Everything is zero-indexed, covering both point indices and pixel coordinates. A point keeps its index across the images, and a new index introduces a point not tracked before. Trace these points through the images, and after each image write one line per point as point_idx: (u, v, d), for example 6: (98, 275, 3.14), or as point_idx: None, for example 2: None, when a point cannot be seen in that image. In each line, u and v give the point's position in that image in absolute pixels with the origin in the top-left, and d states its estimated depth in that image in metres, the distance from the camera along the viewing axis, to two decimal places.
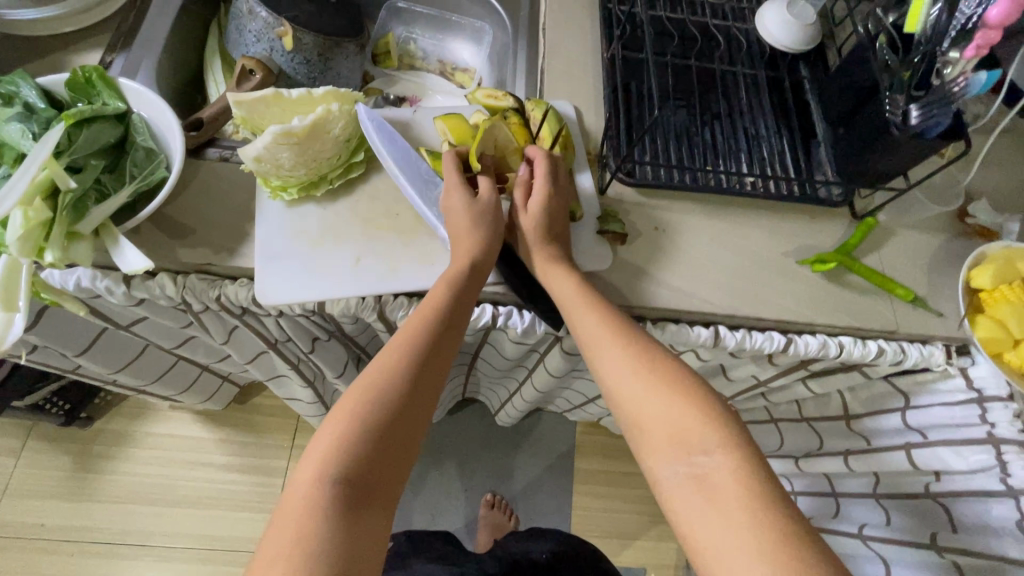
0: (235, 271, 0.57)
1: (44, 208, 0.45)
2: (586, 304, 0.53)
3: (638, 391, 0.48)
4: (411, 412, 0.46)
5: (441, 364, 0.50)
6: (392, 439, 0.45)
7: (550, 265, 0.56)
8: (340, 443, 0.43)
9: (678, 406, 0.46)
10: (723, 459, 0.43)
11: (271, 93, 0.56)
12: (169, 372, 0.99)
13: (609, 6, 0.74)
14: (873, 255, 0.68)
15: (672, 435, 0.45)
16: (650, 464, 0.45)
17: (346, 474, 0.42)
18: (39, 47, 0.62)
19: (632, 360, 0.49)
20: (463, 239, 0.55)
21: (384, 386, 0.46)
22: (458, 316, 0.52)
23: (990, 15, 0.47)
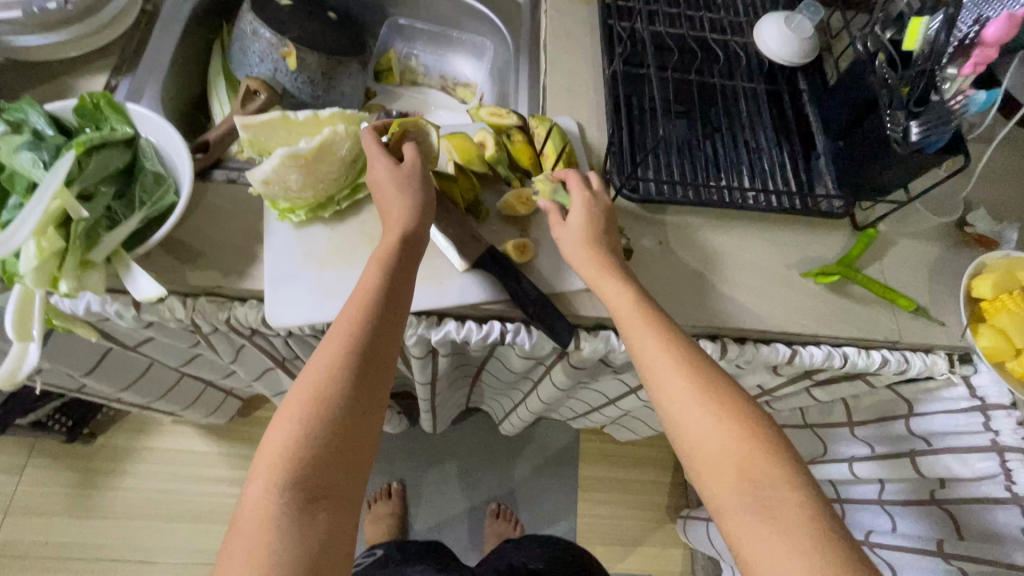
0: (244, 293, 0.57)
1: (58, 238, 0.45)
2: (645, 324, 0.52)
3: (695, 414, 0.47)
4: (357, 404, 0.46)
5: (384, 350, 0.48)
6: (343, 435, 0.44)
7: (601, 278, 0.55)
8: (288, 446, 0.43)
9: (734, 432, 0.46)
10: (786, 493, 0.43)
11: (279, 116, 0.57)
12: (173, 388, 0.99)
13: (609, 22, 0.74)
14: (875, 265, 0.68)
15: (737, 466, 0.45)
16: (711, 492, 0.45)
17: (296, 480, 0.42)
18: (44, 71, 0.63)
19: (693, 387, 0.48)
20: (391, 216, 0.53)
21: (322, 384, 0.45)
22: (397, 301, 0.50)
23: (987, 32, 0.50)
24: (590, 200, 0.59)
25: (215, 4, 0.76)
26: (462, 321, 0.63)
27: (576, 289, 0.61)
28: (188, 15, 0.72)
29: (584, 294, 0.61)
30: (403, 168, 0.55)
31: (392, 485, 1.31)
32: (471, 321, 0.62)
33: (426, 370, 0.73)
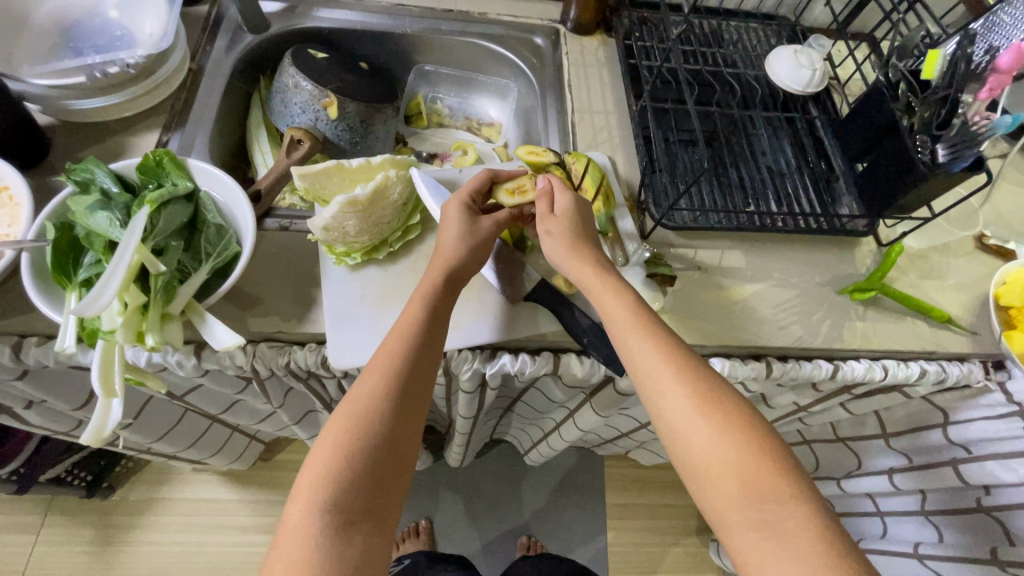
0: (303, 336, 0.58)
1: (140, 292, 0.46)
2: (634, 325, 0.50)
3: (696, 426, 0.45)
4: (395, 432, 0.45)
5: (421, 381, 0.48)
6: (380, 462, 0.44)
7: (596, 285, 0.53)
8: (327, 470, 0.43)
9: (735, 442, 0.44)
10: (792, 510, 0.41)
11: (334, 164, 0.59)
12: (204, 436, 0.98)
13: (630, 62, 0.79)
14: (902, 280, 0.71)
15: (738, 477, 0.43)
16: (712, 503, 0.43)
17: (336, 504, 0.41)
18: (98, 130, 0.64)
19: (689, 390, 0.46)
20: (443, 253, 0.55)
21: (363, 410, 0.45)
22: (436, 331, 0.50)
23: (999, 61, 0.54)
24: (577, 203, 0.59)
25: (252, 60, 0.79)
26: (514, 353, 0.64)
27: None
28: (230, 72, 0.75)
29: None
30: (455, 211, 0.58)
31: (419, 524, 1.28)
32: (524, 353, 0.63)
33: (472, 404, 0.73)
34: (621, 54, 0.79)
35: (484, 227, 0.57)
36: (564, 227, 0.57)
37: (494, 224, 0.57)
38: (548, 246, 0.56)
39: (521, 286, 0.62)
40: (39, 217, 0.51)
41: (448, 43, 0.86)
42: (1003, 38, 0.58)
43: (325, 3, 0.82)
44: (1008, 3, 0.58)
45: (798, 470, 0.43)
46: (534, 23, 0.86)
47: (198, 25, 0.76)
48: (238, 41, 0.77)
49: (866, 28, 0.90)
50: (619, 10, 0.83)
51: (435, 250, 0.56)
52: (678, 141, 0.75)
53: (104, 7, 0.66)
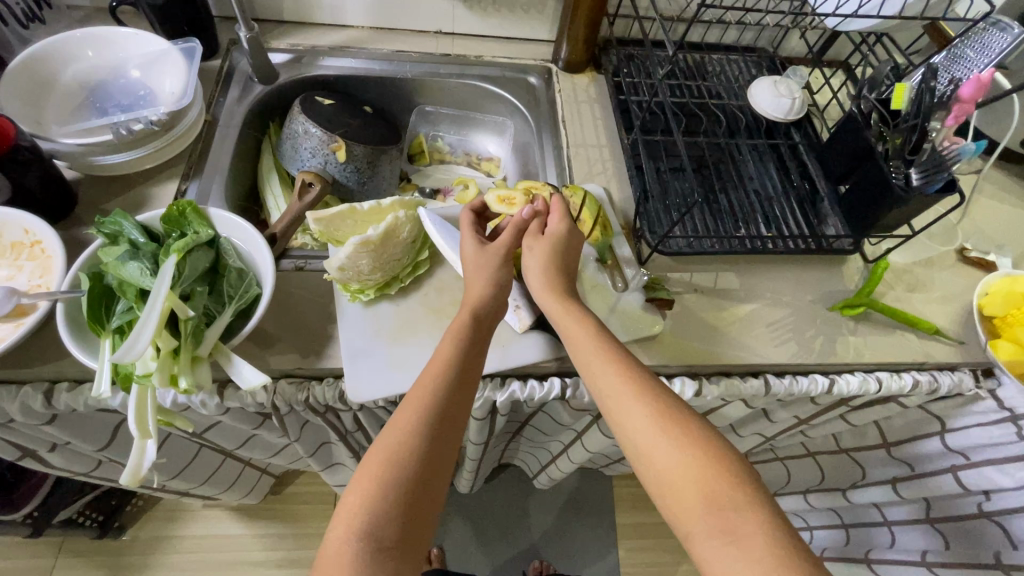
0: (321, 372, 0.61)
1: (171, 337, 0.49)
2: (597, 350, 0.53)
3: (658, 444, 0.47)
4: (433, 465, 0.47)
5: (457, 417, 0.50)
6: (417, 494, 0.46)
7: (563, 315, 0.56)
8: (364, 501, 0.45)
9: (692, 456, 0.46)
10: (749, 517, 0.43)
11: (347, 208, 0.63)
12: (217, 471, 1.00)
13: (620, 97, 0.83)
14: (890, 294, 0.74)
15: (698, 489, 0.45)
16: (677, 515, 0.45)
17: (375, 532, 0.43)
18: (121, 183, 0.68)
19: (649, 409, 0.49)
20: (472, 292, 0.57)
21: (400, 442, 0.47)
22: (471, 368, 0.53)
23: (961, 92, 0.58)
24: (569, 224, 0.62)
25: (263, 108, 0.84)
26: (523, 380, 0.66)
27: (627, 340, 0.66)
28: (242, 121, 0.79)
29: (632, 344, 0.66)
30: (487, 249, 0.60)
31: (431, 552, 1.26)
32: (533, 379, 0.65)
33: (483, 430, 0.75)
34: (611, 90, 0.84)
35: (493, 256, 0.60)
36: (552, 244, 0.60)
37: (503, 249, 0.60)
38: (529, 258, 0.60)
39: (525, 314, 0.65)
40: (72, 269, 0.55)
41: (447, 85, 0.91)
42: (964, 69, 0.63)
43: (330, 53, 0.87)
44: (967, 38, 0.63)
45: (754, 480, 0.45)
46: (527, 64, 0.91)
47: (212, 79, 0.80)
48: (249, 92, 0.82)
49: (841, 56, 0.95)
50: (607, 49, 0.89)
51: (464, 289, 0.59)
52: (669, 170, 0.79)
53: (126, 67, 0.70)
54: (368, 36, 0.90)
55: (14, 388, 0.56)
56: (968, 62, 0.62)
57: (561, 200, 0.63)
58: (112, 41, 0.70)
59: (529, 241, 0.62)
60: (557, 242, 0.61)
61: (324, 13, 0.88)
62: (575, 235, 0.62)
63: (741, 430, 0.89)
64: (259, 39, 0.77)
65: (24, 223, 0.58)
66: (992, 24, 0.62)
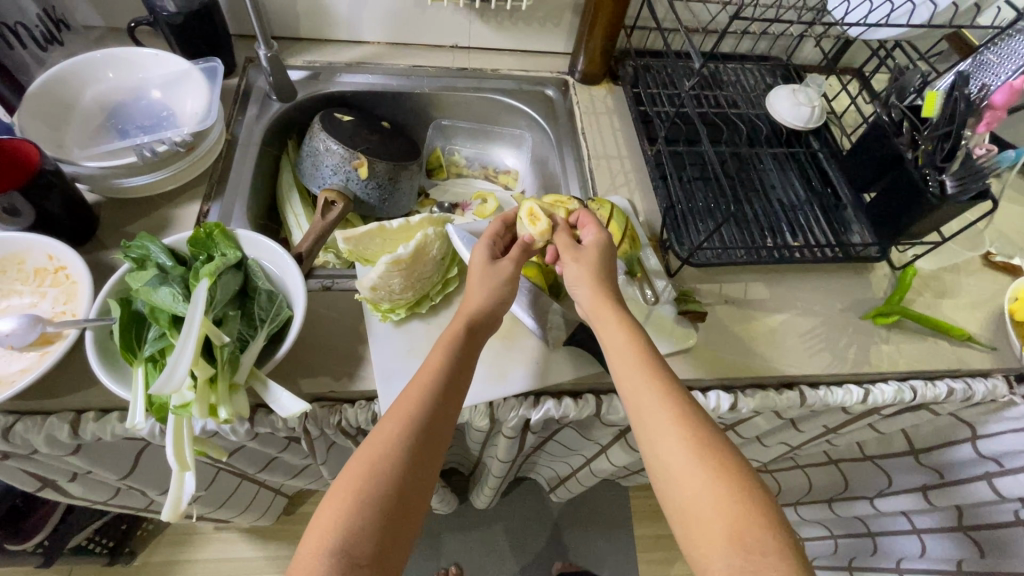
0: (354, 394, 0.60)
1: (208, 364, 0.48)
2: (637, 364, 0.51)
3: (691, 470, 0.45)
4: (415, 482, 0.45)
5: (441, 431, 0.48)
6: (396, 510, 0.43)
7: (607, 323, 0.55)
8: (343, 513, 0.42)
9: (724, 489, 0.44)
10: (777, 563, 0.40)
11: (376, 226, 0.62)
12: (233, 494, 0.97)
13: (640, 109, 0.83)
14: (919, 301, 0.74)
15: (726, 523, 0.42)
16: (697, 548, 0.43)
17: (345, 549, 0.40)
18: (142, 205, 0.67)
19: (684, 433, 0.47)
20: (468, 304, 0.56)
21: (383, 454, 0.45)
22: (458, 383, 0.51)
23: (993, 98, 0.59)
24: (603, 239, 0.61)
25: (281, 126, 0.83)
26: (557, 397, 0.65)
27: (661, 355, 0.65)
28: (261, 139, 0.79)
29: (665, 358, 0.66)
30: (500, 264, 0.59)
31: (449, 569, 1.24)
32: (566, 396, 0.64)
33: (512, 448, 0.74)
34: (631, 102, 0.84)
35: (507, 261, 0.59)
36: (591, 258, 0.59)
37: (514, 265, 0.59)
38: (568, 268, 0.60)
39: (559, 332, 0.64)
40: (100, 295, 0.53)
41: (464, 99, 0.90)
42: (992, 76, 0.62)
43: (347, 69, 0.86)
44: (992, 44, 0.63)
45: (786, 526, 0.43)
46: (544, 77, 0.91)
47: (230, 98, 0.79)
48: (267, 109, 0.81)
49: (855, 64, 0.95)
50: (624, 60, 0.89)
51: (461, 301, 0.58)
52: (692, 181, 0.79)
53: (147, 88, 0.70)
54: (384, 52, 0.89)
55: (39, 419, 0.54)
56: (995, 67, 0.62)
57: (590, 214, 0.64)
58: (132, 62, 0.69)
59: (564, 255, 0.61)
60: (597, 258, 0.60)
61: (340, 29, 0.87)
62: (612, 247, 0.62)
63: (767, 441, 0.88)
64: (278, 58, 0.76)
65: (48, 248, 0.57)
66: (1020, 30, 0.62)
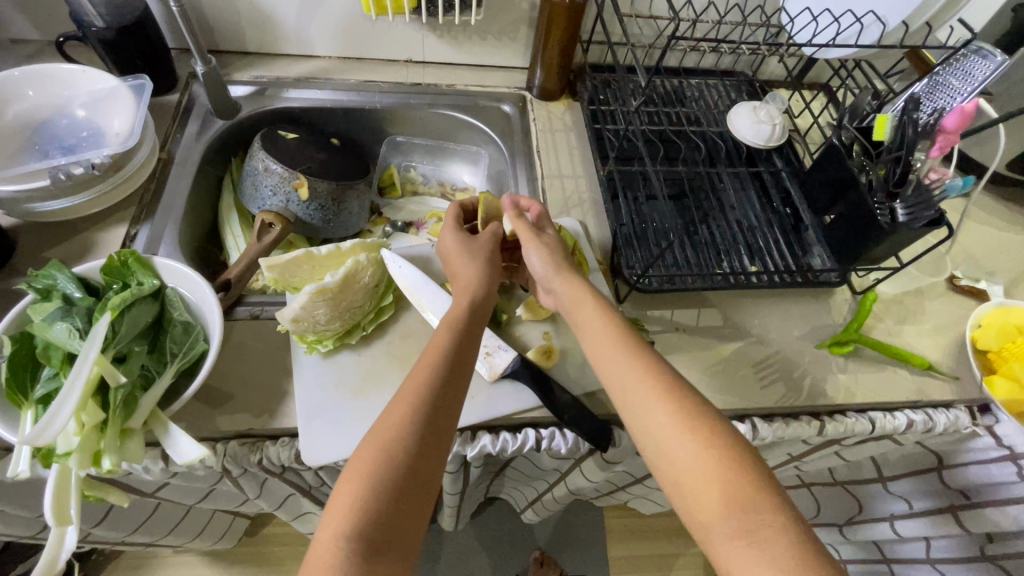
0: (277, 431, 0.56)
1: (98, 409, 0.45)
2: (612, 340, 0.49)
3: (679, 439, 0.42)
4: (428, 458, 0.42)
5: (454, 402, 0.45)
6: (411, 485, 0.40)
7: (580, 302, 0.53)
8: (357, 496, 0.39)
9: (712, 452, 0.41)
10: (770, 518, 0.38)
11: (303, 253, 0.59)
12: (182, 524, 0.89)
13: (597, 127, 0.81)
14: (880, 328, 0.71)
15: (716, 486, 0.40)
16: (695, 516, 0.40)
17: (364, 532, 0.38)
18: (65, 229, 0.64)
19: (669, 405, 0.44)
20: (464, 280, 0.54)
21: (392, 430, 0.42)
22: (467, 356, 0.48)
23: (945, 122, 0.56)
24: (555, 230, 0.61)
25: (224, 143, 0.80)
26: (496, 431, 0.62)
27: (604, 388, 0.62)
28: (200, 156, 0.75)
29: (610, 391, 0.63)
30: (479, 240, 0.59)
31: None
32: (505, 431, 0.61)
33: (458, 481, 0.71)
34: (586, 119, 0.81)
35: (484, 239, 0.59)
36: (554, 247, 0.58)
37: (492, 240, 0.58)
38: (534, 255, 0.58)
39: (498, 362, 0.60)
40: None
41: (418, 115, 0.87)
42: (947, 97, 0.60)
43: (295, 84, 0.84)
44: (948, 65, 0.61)
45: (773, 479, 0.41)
46: (501, 92, 0.88)
47: (169, 115, 0.76)
48: (209, 127, 0.78)
49: (821, 78, 0.92)
50: (582, 75, 0.86)
51: (454, 280, 0.56)
52: (646, 201, 0.76)
53: (73, 106, 0.67)
54: (335, 66, 0.87)
55: None
56: (952, 90, 0.59)
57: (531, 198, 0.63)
58: (58, 79, 0.66)
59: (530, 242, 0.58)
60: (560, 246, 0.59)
61: (289, 43, 0.85)
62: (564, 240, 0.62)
63: None
64: (216, 73, 0.74)
65: None
66: (974, 50, 0.59)
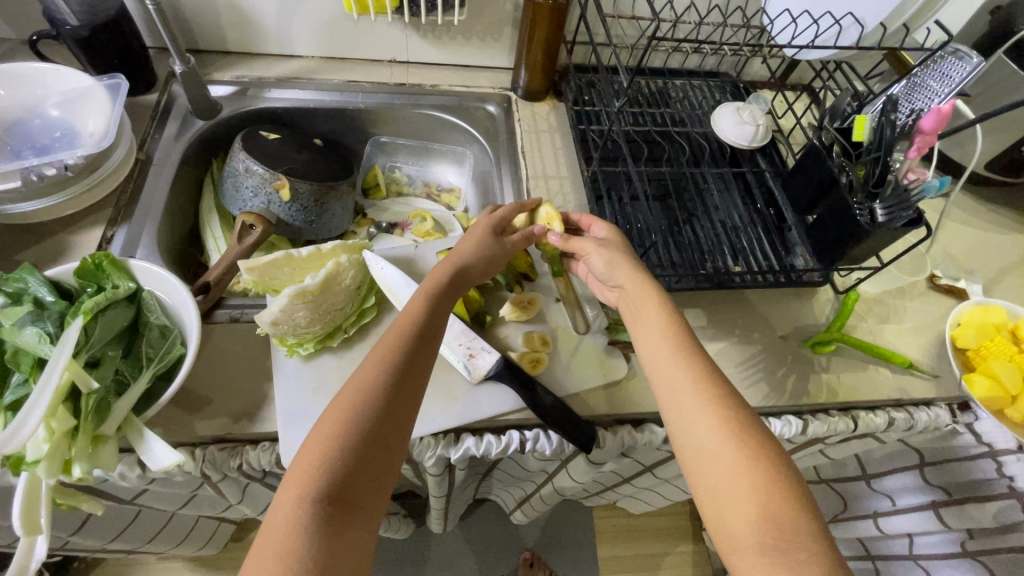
0: (256, 436, 0.56)
1: (68, 415, 0.45)
2: (671, 346, 0.49)
3: (723, 453, 0.42)
4: (390, 425, 0.43)
5: (421, 373, 0.46)
6: (374, 448, 0.41)
7: (640, 308, 0.53)
8: (321, 460, 0.40)
9: (753, 468, 0.41)
10: (805, 541, 0.38)
11: (282, 255, 0.58)
12: (164, 529, 0.85)
13: (581, 127, 0.80)
14: (861, 327, 0.72)
15: (755, 503, 0.40)
16: (726, 526, 0.40)
17: (328, 490, 0.39)
18: (39, 233, 0.63)
19: (718, 416, 0.44)
20: (455, 257, 0.56)
21: (360, 396, 0.43)
22: (438, 329, 0.50)
23: (923, 123, 0.56)
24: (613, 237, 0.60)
25: (204, 144, 0.79)
26: (479, 433, 0.62)
27: (589, 388, 0.62)
28: (180, 157, 0.74)
29: (595, 390, 0.63)
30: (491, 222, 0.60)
31: None
32: (489, 434, 0.61)
33: (443, 483, 0.71)
34: (571, 119, 0.81)
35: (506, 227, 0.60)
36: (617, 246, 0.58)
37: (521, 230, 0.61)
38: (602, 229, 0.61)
39: (481, 364, 0.60)
40: None
41: (403, 115, 0.87)
42: (925, 99, 0.61)
43: (277, 84, 0.83)
44: (926, 67, 0.62)
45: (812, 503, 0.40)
46: (485, 92, 0.88)
47: (147, 115, 0.75)
48: (188, 128, 0.77)
49: (804, 79, 0.93)
50: (567, 76, 0.86)
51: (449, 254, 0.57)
52: (630, 202, 0.77)
53: (46, 106, 0.65)
54: (318, 66, 0.86)
55: None
56: (929, 92, 0.60)
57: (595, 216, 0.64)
58: (31, 79, 0.65)
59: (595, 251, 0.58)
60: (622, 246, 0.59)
61: (270, 42, 0.84)
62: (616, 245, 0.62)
63: None
64: (195, 73, 0.72)
65: None
66: (951, 52, 0.60)
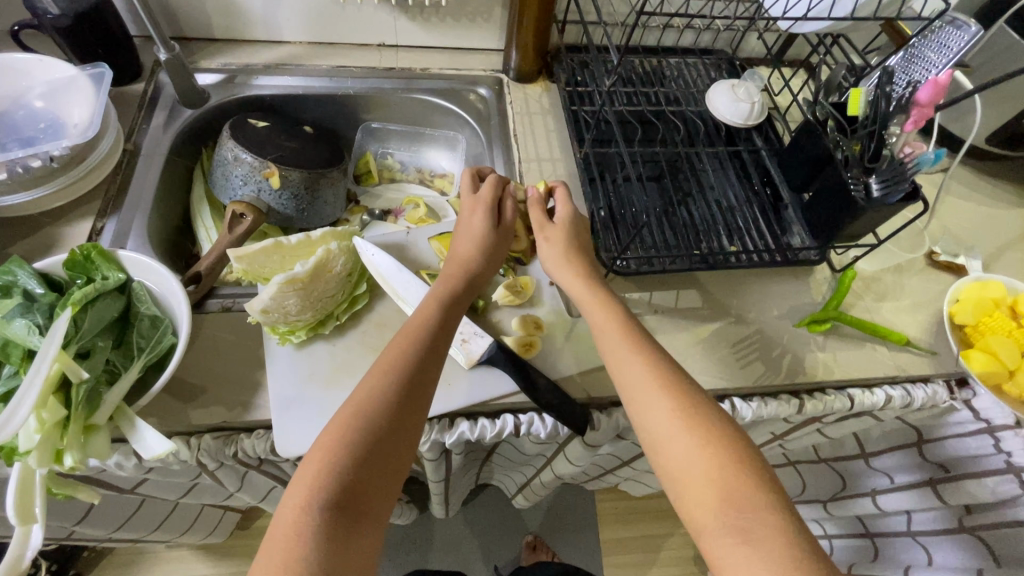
0: (251, 424, 0.56)
1: (59, 406, 0.45)
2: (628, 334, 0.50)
3: (681, 438, 0.42)
4: (398, 432, 0.43)
5: (429, 381, 0.46)
6: (377, 454, 0.41)
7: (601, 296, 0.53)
8: (325, 462, 0.40)
9: (710, 450, 0.41)
10: (765, 516, 0.38)
11: (271, 243, 0.58)
12: (169, 518, 0.86)
13: (574, 108, 0.79)
14: (858, 305, 0.71)
15: (714, 484, 0.40)
16: (689, 507, 0.40)
17: (334, 498, 0.39)
18: (28, 225, 0.63)
19: (678, 401, 0.44)
20: (457, 261, 0.56)
21: (366, 401, 0.43)
22: (446, 335, 0.50)
23: (919, 95, 0.55)
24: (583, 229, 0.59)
25: (193, 133, 0.78)
26: (474, 417, 0.62)
27: (581, 371, 0.62)
28: (169, 148, 0.74)
29: (587, 374, 0.63)
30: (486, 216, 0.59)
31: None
32: (483, 418, 0.61)
33: (440, 468, 0.71)
34: (563, 101, 0.80)
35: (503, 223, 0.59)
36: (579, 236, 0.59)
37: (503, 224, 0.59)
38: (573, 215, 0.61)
39: (474, 349, 0.60)
40: None
41: (394, 100, 0.86)
42: (923, 70, 0.59)
43: (264, 71, 0.82)
44: (923, 37, 0.60)
45: (772, 479, 0.40)
46: (476, 75, 0.87)
47: (135, 106, 0.75)
48: (176, 117, 0.76)
49: (801, 56, 0.91)
50: (559, 57, 0.85)
51: (449, 256, 0.57)
52: (623, 183, 0.76)
53: (29, 97, 0.65)
54: (306, 52, 0.85)
55: None
56: (928, 63, 0.59)
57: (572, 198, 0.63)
58: (15, 70, 0.65)
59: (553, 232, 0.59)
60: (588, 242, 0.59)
61: (257, 29, 0.82)
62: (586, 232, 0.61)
63: None
64: (181, 61, 0.71)
65: None
66: (949, 21, 0.59)
